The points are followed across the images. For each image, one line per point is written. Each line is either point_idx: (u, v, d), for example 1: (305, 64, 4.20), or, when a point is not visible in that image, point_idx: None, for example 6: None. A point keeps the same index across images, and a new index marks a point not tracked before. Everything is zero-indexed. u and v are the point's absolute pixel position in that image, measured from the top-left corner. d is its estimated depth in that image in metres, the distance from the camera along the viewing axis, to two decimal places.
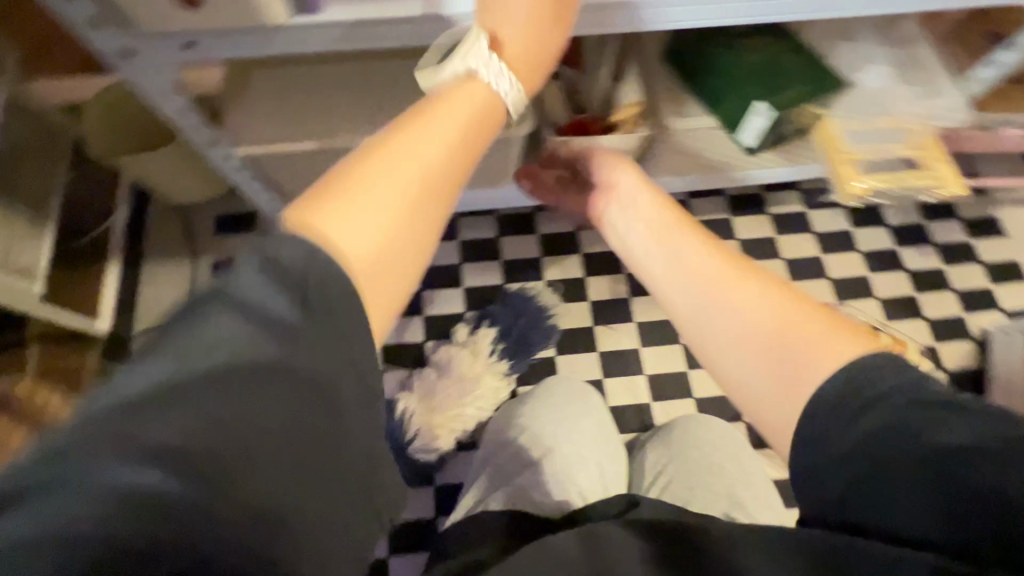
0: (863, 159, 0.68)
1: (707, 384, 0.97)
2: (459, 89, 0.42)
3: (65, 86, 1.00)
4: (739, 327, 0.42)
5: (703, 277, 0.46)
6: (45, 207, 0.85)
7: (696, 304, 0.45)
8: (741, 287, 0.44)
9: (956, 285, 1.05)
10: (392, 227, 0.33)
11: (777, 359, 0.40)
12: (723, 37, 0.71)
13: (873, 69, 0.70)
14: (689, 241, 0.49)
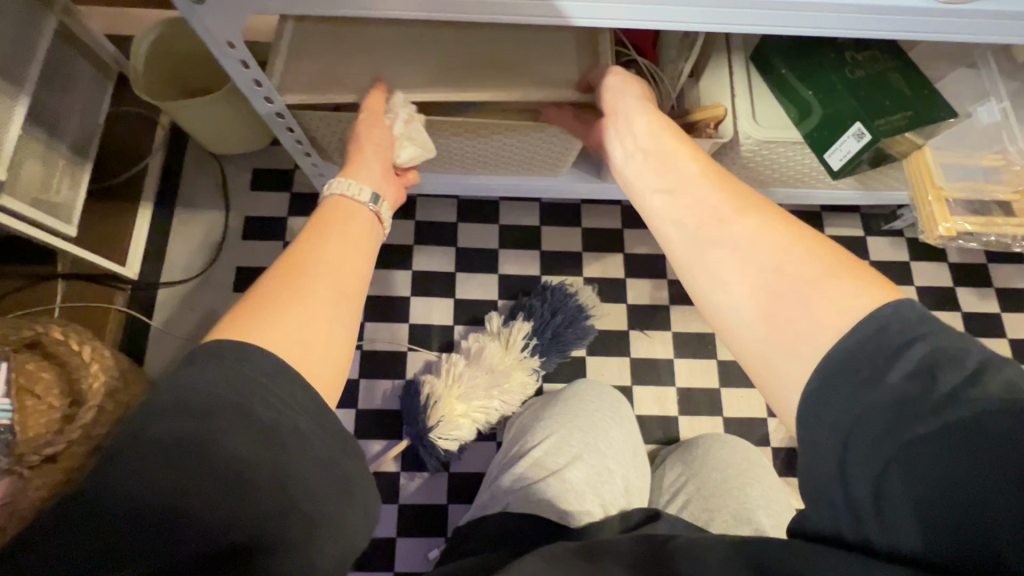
0: (958, 196, 0.64)
1: (737, 404, 0.95)
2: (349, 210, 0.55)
3: (112, 16, 0.96)
4: (750, 286, 0.42)
5: (715, 234, 0.45)
6: (87, 146, 0.83)
7: (708, 262, 0.44)
8: (755, 242, 0.43)
9: (1011, 333, 1.00)
10: (313, 311, 0.44)
11: (793, 321, 0.39)
12: (824, 48, 0.66)
13: (990, 102, 0.63)
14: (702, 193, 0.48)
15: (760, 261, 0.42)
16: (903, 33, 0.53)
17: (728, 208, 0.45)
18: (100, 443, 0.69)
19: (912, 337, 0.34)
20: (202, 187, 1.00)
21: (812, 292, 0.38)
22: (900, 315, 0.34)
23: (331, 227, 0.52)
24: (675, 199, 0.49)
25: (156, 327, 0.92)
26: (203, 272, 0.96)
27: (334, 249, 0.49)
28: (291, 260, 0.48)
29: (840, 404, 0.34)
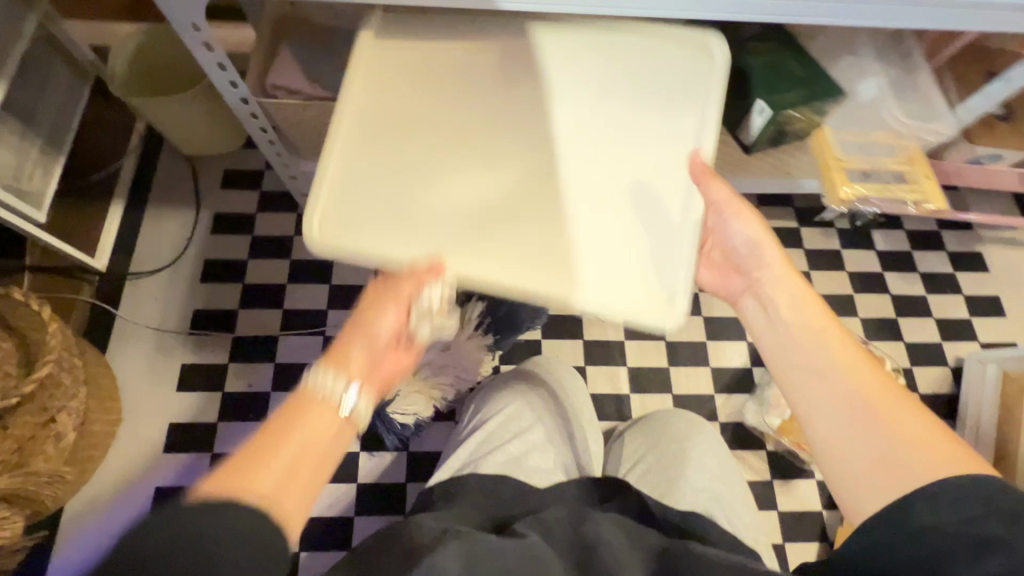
0: (854, 167, 0.72)
1: (686, 382, 0.99)
2: (312, 403, 0.44)
3: (96, 30, 1.04)
4: (864, 442, 0.47)
5: (857, 411, 0.48)
6: (61, 141, 0.87)
7: (825, 413, 0.50)
8: (879, 397, 0.48)
9: (937, 314, 1.07)
10: (280, 482, 0.39)
11: (889, 474, 0.44)
12: (733, 36, 0.72)
13: (867, 80, 0.69)
14: (852, 368, 0.50)
15: (875, 435, 0.46)
16: (783, 17, 0.60)
17: (849, 368, 0.50)
18: (55, 416, 0.71)
19: (990, 493, 0.40)
20: (173, 186, 1.05)
21: (909, 444, 0.45)
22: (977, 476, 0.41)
23: (307, 413, 0.43)
24: (789, 342, 0.54)
25: (122, 316, 0.94)
26: (171, 264, 0.99)
27: (308, 441, 0.42)
28: (264, 447, 0.40)
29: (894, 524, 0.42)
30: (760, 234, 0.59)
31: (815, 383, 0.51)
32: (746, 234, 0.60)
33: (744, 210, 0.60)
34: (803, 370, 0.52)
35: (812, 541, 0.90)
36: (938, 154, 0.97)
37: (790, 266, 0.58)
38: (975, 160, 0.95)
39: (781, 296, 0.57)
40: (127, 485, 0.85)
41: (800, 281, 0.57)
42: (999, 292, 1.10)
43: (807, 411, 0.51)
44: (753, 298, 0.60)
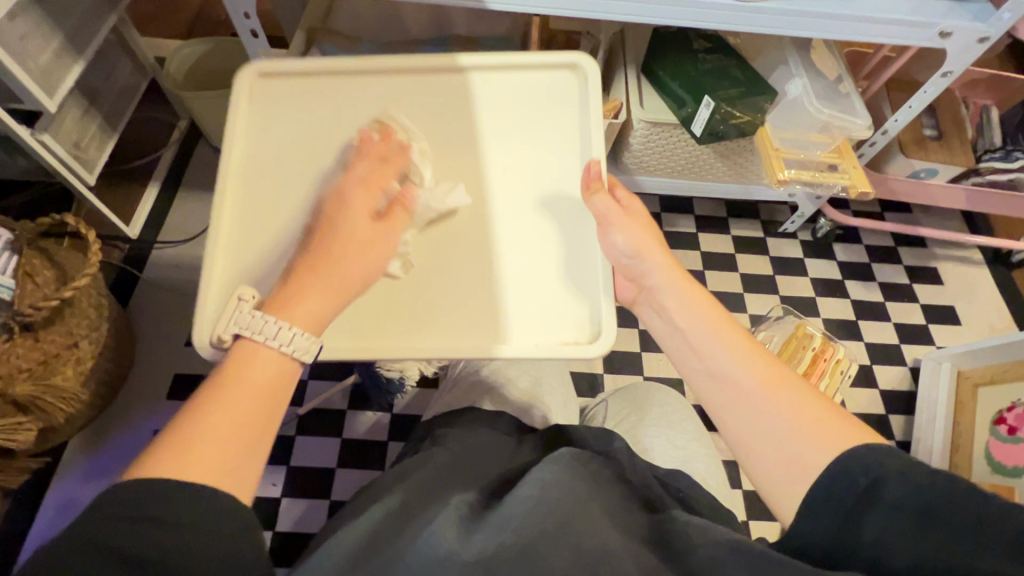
0: (790, 155, 0.86)
1: (657, 366, 1.06)
2: (251, 354, 0.39)
3: (158, 45, 1.23)
4: (773, 434, 0.42)
5: (758, 406, 0.44)
6: (116, 121, 1.02)
7: (737, 417, 0.45)
8: (777, 391, 0.44)
9: (895, 319, 1.15)
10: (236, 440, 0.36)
11: (792, 461, 0.41)
12: (687, 51, 0.89)
13: (794, 81, 0.83)
14: (757, 366, 0.45)
15: (776, 418, 0.43)
16: (716, 23, 0.76)
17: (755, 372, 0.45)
18: (78, 342, 0.80)
19: (882, 471, 0.38)
20: (204, 173, 1.18)
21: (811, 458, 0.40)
22: (871, 452, 0.39)
23: (251, 360, 0.39)
24: (702, 350, 0.48)
25: (145, 280, 1.05)
26: (195, 238, 1.10)
27: (318, 306, 0.42)
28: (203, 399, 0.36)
29: (824, 518, 0.40)
30: (642, 241, 0.55)
31: (722, 394, 0.46)
32: (626, 244, 0.56)
33: (628, 215, 0.57)
34: (715, 377, 0.47)
35: (775, 519, 0.94)
36: (882, 169, 1.09)
37: (668, 253, 0.55)
38: (914, 174, 1.07)
39: (676, 309, 0.51)
40: (128, 426, 0.92)
41: (687, 277, 0.53)
42: (955, 303, 1.17)
43: (731, 427, 0.45)
44: (641, 295, 0.57)
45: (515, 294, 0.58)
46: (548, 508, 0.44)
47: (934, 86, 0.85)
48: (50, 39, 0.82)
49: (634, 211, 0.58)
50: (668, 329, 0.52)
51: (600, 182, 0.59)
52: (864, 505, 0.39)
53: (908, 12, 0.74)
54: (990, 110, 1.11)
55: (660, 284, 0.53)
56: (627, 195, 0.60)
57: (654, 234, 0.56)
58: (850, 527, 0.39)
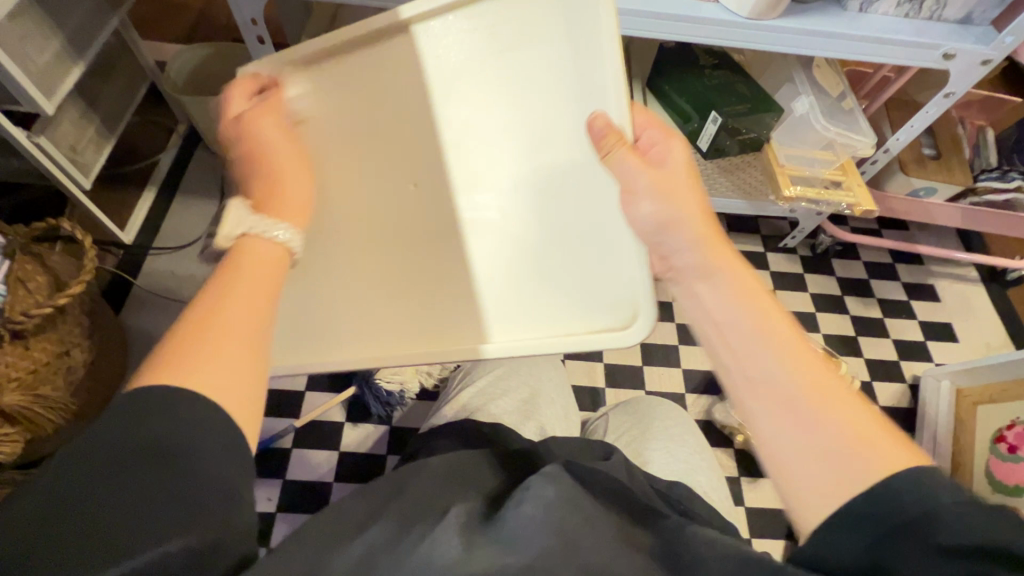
0: (794, 172, 0.87)
1: (658, 380, 1.05)
2: (245, 252, 0.38)
3: (160, 49, 1.22)
4: (820, 459, 0.36)
5: (806, 415, 0.37)
6: (114, 125, 1.00)
7: (778, 431, 0.38)
8: (828, 401, 0.37)
9: (894, 335, 1.16)
10: (218, 362, 0.33)
11: (837, 480, 0.35)
12: (693, 66, 0.89)
13: (801, 98, 0.84)
14: (805, 365, 0.38)
15: (828, 432, 0.36)
16: (725, 40, 0.76)
17: (805, 379, 0.38)
18: (70, 350, 0.78)
19: (939, 510, 0.32)
20: (202, 179, 1.16)
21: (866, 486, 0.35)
22: (924, 480, 0.34)
23: (247, 250, 0.38)
24: (736, 350, 0.41)
25: (139, 285, 1.03)
26: (194, 243, 1.08)
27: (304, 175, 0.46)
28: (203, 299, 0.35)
29: (848, 538, 0.35)
30: (669, 213, 0.46)
31: (759, 399, 0.39)
32: (653, 213, 0.47)
33: (659, 177, 0.47)
34: (755, 386, 0.39)
35: (777, 536, 0.93)
36: (882, 187, 1.10)
37: (702, 220, 0.46)
38: (913, 192, 1.08)
39: (710, 295, 0.43)
40: None
41: (727, 257, 0.44)
42: (951, 319, 1.18)
43: (765, 444, 0.38)
44: (662, 275, 0.49)
45: (540, 291, 0.54)
46: (552, 531, 0.41)
47: (936, 107, 0.86)
48: (50, 39, 0.80)
49: (669, 168, 0.48)
50: (694, 319, 0.44)
51: (615, 135, 0.47)
52: (904, 531, 0.33)
53: (912, 34, 0.75)
54: (986, 131, 1.13)
55: (691, 266, 0.45)
56: (658, 136, 0.50)
57: (684, 196, 0.47)
58: (880, 547, 0.34)
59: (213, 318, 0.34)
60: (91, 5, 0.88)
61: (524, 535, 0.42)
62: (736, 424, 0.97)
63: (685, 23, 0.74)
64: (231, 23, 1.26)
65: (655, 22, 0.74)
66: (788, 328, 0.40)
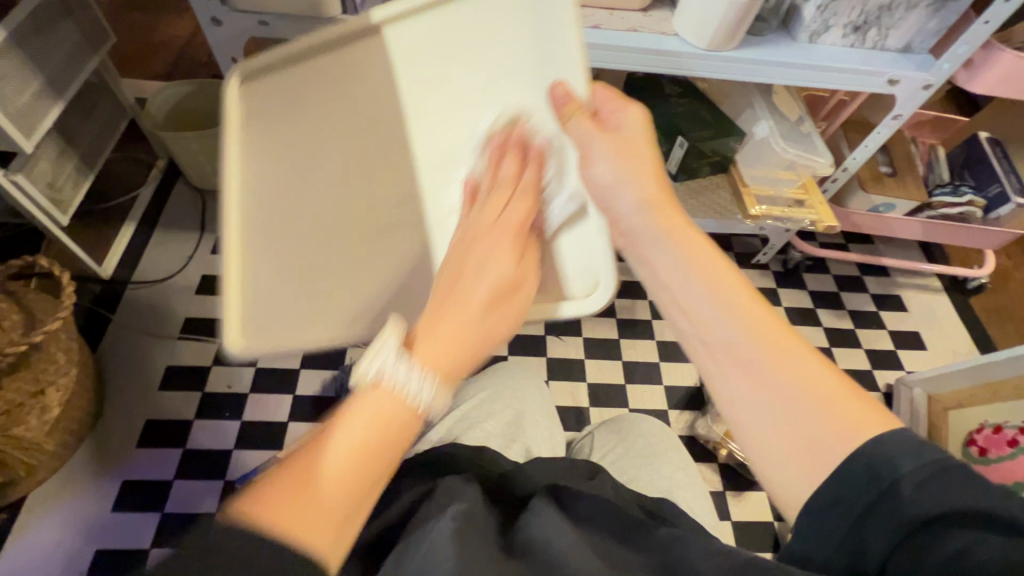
0: (760, 192, 0.92)
1: (641, 398, 1.06)
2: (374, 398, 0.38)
3: (140, 85, 1.23)
4: (785, 424, 0.40)
5: (770, 383, 0.41)
6: (93, 161, 1.01)
7: (745, 402, 0.42)
8: (787, 364, 0.41)
9: (865, 345, 1.19)
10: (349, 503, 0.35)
11: (807, 449, 0.39)
12: (659, 94, 0.94)
13: (761, 122, 0.88)
14: (763, 334, 0.42)
15: (782, 394, 0.40)
16: (685, 70, 0.80)
17: (755, 339, 0.42)
18: (45, 388, 0.77)
19: (896, 475, 0.36)
20: (181, 213, 1.16)
21: (825, 441, 0.38)
22: (886, 450, 0.37)
23: (377, 409, 0.37)
24: (693, 316, 0.45)
25: (117, 321, 1.02)
26: (173, 276, 1.08)
27: (459, 326, 0.43)
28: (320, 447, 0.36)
29: (829, 518, 0.38)
30: (623, 170, 0.51)
31: (722, 369, 0.43)
32: (608, 173, 0.51)
33: (615, 139, 0.51)
34: (710, 345, 0.44)
35: (763, 550, 0.93)
36: (845, 203, 1.15)
37: (657, 179, 0.51)
38: (874, 208, 1.13)
39: (668, 263, 0.48)
40: (95, 478, 0.87)
41: (677, 219, 0.49)
42: (919, 329, 1.23)
43: (728, 405, 0.43)
44: (624, 240, 0.52)
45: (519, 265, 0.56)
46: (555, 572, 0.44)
47: (887, 127, 0.91)
48: (31, 81, 0.81)
49: (626, 132, 0.52)
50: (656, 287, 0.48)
51: (576, 103, 0.52)
52: (873, 510, 0.37)
53: (857, 61, 0.80)
54: (938, 149, 1.20)
55: (644, 233, 0.50)
56: (607, 96, 0.54)
57: (639, 163, 0.52)
58: (861, 526, 0.37)
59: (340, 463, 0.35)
60: (71, 46, 0.90)
61: (537, 560, 0.46)
62: (719, 439, 0.98)
63: (647, 55, 0.78)
64: (211, 59, 1.29)
65: (619, 54, 0.78)
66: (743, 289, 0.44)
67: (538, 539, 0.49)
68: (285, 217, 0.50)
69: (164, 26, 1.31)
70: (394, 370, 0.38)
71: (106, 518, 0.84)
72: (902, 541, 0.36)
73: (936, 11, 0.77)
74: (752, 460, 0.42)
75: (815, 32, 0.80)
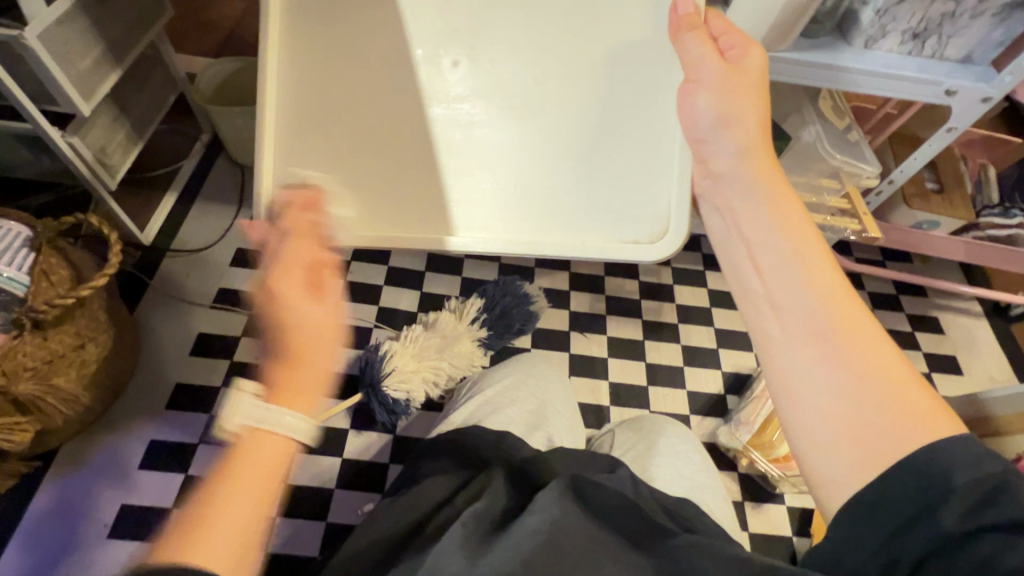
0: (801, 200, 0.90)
1: (662, 400, 1.05)
2: (258, 439, 0.44)
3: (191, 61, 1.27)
4: (849, 395, 0.41)
5: (842, 350, 0.42)
6: (143, 130, 1.04)
7: (813, 364, 0.43)
8: (856, 326, 0.42)
9: None
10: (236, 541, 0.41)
11: (867, 420, 0.40)
12: None
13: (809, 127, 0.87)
14: (838, 297, 0.44)
15: (852, 361, 0.41)
16: None
17: (834, 312, 0.43)
18: (85, 343, 0.79)
19: (947, 487, 0.36)
20: (221, 186, 1.19)
21: (892, 425, 0.39)
22: (967, 448, 0.37)
23: (258, 448, 0.44)
24: (771, 275, 0.47)
25: (153, 286, 1.05)
26: (209, 248, 1.10)
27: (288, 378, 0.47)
28: (218, 488, 0.42)
29: (871, 523, 0.38)
30: (727, 115, 0.54)
31: (794, 328, 0.44)
32: (712, 113, 0.55)
33: (726, 76, 0.54)
34: (778, 305, 0.46)
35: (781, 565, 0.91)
36: (886, 218, 1.12)
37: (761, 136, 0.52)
38: (917, 225, 1.10)
39: (759, 227, 0.49)
40: (125, 435, 0.90)
41: (771, 177, 0.51)
42: (956, 352, 1.19)
43: (790, 368, 0.44)
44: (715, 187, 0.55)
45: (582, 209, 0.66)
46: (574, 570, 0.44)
47: (940, 140, 0.88)
48: (93, 47, 0.84)
49: (742, 75, 0.54)
50: (738, 235, 0.50)
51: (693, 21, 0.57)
52: (915, 521, 0.36)
53: (912, 69, 0.78)
54: (988, 169, 1.16)
55: (742, 184, 0.52)
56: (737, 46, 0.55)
57: (751, 100, 0.53)
58: (898, 540, 0.37)
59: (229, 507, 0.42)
60: (133, 16, 0.93)
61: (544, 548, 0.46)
62: (740, 447, 0.96)
63: None
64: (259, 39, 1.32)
65: None
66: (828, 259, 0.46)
67: (546, 530, 0.48)
68: (330, 128, 0.63)
69: None
70: (259, 413, 0.44)
71: (132, 474, 0.87)
72: (937, 554, 0.35)
73: (1002, 21, 0.75)
74: (790, 434, 0.44)
75: (871, 37, 0.78)
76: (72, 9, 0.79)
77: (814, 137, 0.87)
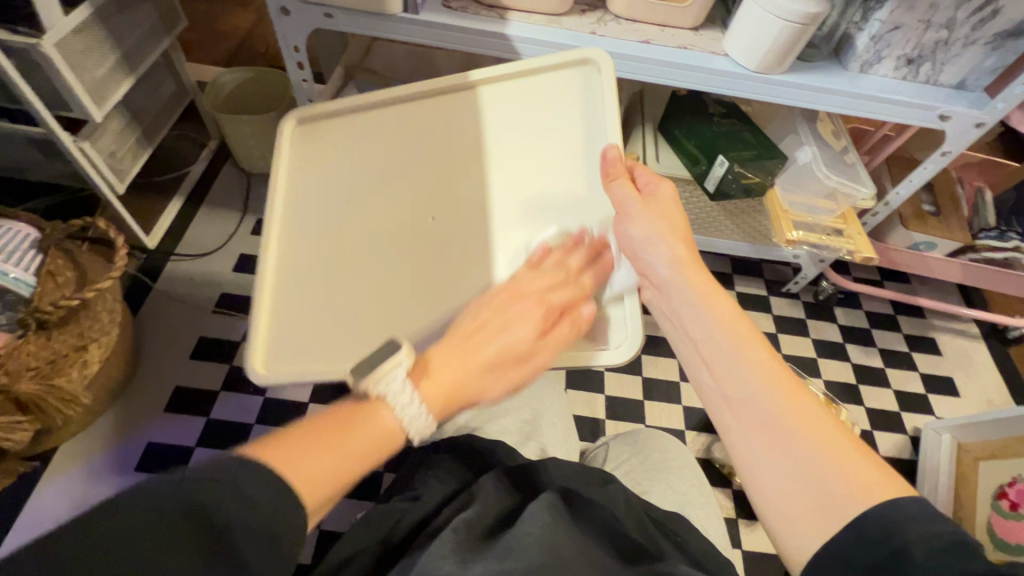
0: (797, 218, 0.91)
1: (658, 415, 1.05)
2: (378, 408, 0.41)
3: (203, 70, 1.30)
4: (798, 478, 0.42)
5: (779, 436, 0.43)
6: (153, 136, 1.06)
7: (763, 452, 0.44)
8: (791, 410, 0.44)
9: (894, 385, 1.16)
10: (330, 470, 0.36)
11: (816, 497, 0.40)
12: (704, 114, 0.95)
13: (804, 148, 0.89)
14: (777, 387, 0.45)
15: (794, 446, 0.42)
16: (732, 90, 0.81)
17: (773, 397, 0.45)
18: (88, 344, 0.80)
19: (904, 538, 0.36)
20: (227, 193, 1.21)
21: (835, 500, 0.40)
22: (926, 517, 0.36)
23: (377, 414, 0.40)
24: (717, 373, 0.48)
25: (159, 290, 1.06)
26: (213, 253, 1.12)
27: (462, 370, 0.45)
28: (338, 429, 0.39)
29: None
30: (656, 231, 0.53)
31: (735, 414, 0.46)
32: (642, 233, 0.53)
33: (647, 202, 0.54)
34: (733, 400, 0.46)
35: None
36: (883, 238, 1.13)
37: (685, 244, 0.54)
38: (914, 246, 1.11)
39: (699, 326, 0.50)
40: (123, 436, 0.91)
41: (704, 282, 0.52)
42: (953, 374, 1.19)
43: (745, 455, 0.45)
44: (654, 293, 0.55)
45: None
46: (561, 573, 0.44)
47: (934, 163, 0.89)
48: (108, 56, 0.87)
49: (658, 197, 0.56)
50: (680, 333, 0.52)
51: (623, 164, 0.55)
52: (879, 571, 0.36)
53: (908, 95, 0.80)
54: (983, 192, 1.17)
55: (677, 290, 0.53)
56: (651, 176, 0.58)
57: (673, 225, 0.54)
58: None
59: (342, 438, 0.38)
60: (148, 27, 0.95)
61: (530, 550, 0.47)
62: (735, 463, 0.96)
63: (695, 71, 0.79)
64: (268, 50, 1.35)
65: (670, 71, 0.79)
66: (765, 354, 0.47)
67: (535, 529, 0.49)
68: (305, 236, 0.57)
69: (227, 17, 1.38)
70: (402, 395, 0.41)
71: (128, 475, 0.88)
72: None
73: (994, 49, 0.76)
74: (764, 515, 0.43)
75: (866, 62, 0.80)
76: (89, 19, 0.81)
77: (809, 158, 0.89)
